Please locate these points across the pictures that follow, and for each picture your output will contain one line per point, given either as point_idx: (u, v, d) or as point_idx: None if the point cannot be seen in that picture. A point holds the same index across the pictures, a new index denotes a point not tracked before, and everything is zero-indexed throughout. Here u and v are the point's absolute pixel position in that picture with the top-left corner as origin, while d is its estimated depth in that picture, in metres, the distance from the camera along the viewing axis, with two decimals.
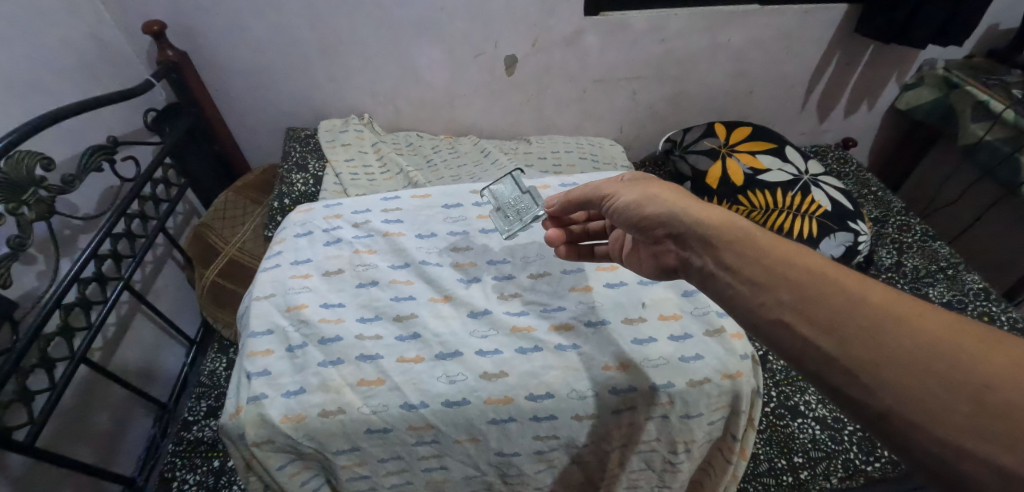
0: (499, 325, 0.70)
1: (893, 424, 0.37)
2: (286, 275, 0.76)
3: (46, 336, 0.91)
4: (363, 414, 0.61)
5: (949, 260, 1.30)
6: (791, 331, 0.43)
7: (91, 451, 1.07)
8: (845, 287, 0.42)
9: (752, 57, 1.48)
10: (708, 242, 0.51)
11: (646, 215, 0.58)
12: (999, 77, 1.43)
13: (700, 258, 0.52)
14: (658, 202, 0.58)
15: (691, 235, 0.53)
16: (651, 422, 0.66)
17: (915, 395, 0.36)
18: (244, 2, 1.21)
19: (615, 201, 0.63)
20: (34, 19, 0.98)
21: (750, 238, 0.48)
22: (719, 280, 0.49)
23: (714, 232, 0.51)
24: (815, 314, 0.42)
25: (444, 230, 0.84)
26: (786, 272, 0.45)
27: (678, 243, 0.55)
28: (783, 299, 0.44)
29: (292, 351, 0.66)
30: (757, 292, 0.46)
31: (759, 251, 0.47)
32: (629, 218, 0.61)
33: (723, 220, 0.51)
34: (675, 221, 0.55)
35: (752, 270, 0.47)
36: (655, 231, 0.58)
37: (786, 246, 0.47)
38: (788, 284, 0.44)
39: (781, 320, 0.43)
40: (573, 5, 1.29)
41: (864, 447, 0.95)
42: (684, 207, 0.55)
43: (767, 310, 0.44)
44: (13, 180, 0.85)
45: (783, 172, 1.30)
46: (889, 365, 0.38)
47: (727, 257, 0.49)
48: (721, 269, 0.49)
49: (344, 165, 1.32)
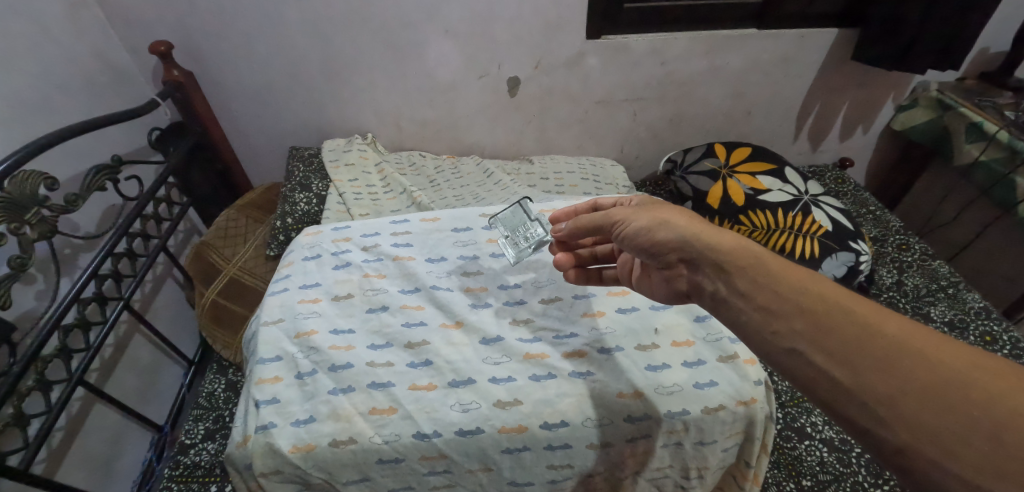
0: (511, 352, 0.69)
1: (910, 461, 0.37)
2: (294, 300, 0.75)
3: (45, 358, 0.89)
4: (374, 444, 0.60)
5: (950, 279, 1.31)
6: (803, 360, 0.42)
7: (86, 476, 1.04)
8: (859, 317, 0.42)
9: (750, 80, 1.51)
10: (719, 267, 0.51)
11: (657, 241, 0.58)
12: (992, 99, 1.46)
13: (712, 282, 0.52)
14: (671, 227, 0.57)
15: (704, 260, 0.52)
16: (664, 449, 0.66)
17: (934, 432, 0.36)
18: (251, 23, 1.23)
19: (625, 227, 0.62)
20: (41, 38, 0.99)
21: (765, 265, 0.48)
22: (730, 304, 0.49)
23: (726, 256, 0.51)
24: (829, 344, 0.41)
25: (455, 254, 0.83)
26: (801, 300, 0.44)
27: (691, 268, 0.54)
28: (795, 327, 0.43)
29: (302, 378, 0.65)
30: (769, 320, 0.45)
31: (773, 279, 0.47)
32: (641, 244, 0.60)
33: (735, 245, 0.51)
34: (688, 246, 0.54)
35: (765, 296, 0.46)
36: (667, 256, 0.57)
37: (799, 274, 0.47)
38: (801, 312, 0.44)
39: (794, 349, 0.43)
40: (576, 29, 1.32)
41: (873, 470, 0.94)
42: (694, 233, 0.55)
43: (780, 340, 0.44)
44: (18, 200, 0.84)
45: (783, 192, 1.32)
46: (906, 398, 0.37)
47: (740, 284, 0.49)
48: (732, 294, 0.49)
49: (348, 185, 1.32)
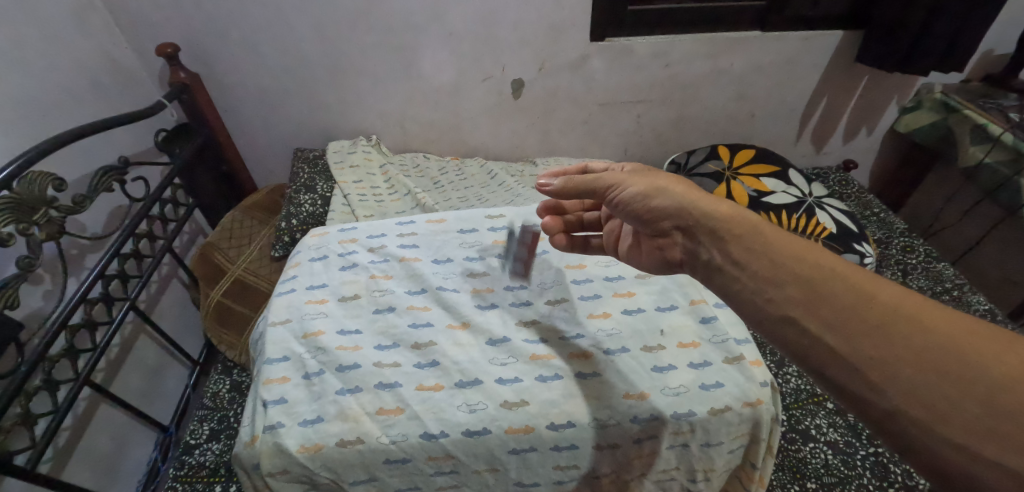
0: (519, 354, 0.69)
1: (903, 427, 0.37)
2: (301, 301, 0.75)
3: (52, 358, 0.90)
4: (383, 444, 0.61)
5: (954, 282, 1.31)
6: (797, 327, 0.42)
7: (91, 476, 1.04)
8: (857, 286, 0.41)
9: (754, 82, 1.51)
10: (715, 234, 0.51)
11: (653, 207, 0.58)
12: (996, 101, 1.46)
13: (707, 251, 0.52)
14: (668, 194, 0.57)
15: (700, 228, 0.52)
16: (670, 451, 0.66)
17: (928, 398, 0.36)
18: (258, 26, 1.24)
19: (619, 192, 0.62)
20: (49, 40, 1.00)
21: (761, 234, 0.48)
22: (726, 274, 0.49)
23: (722, 224, 0.51)
24: (822, 311, 0.41)
25: (461, 255, 0.84)
26: (796, 268, 0.44)
27: (686, 235, 0.54)
28: (790, 295, 0.43)
29: (309, 378, 0.66)
30: (765, 289, 0.45)
31: (770, 247, 0.47)
32: (636, 210, 0.60)
33: (731, 213, 0.51)
34: (684, 213, 0.54)
35: (760, 264, 0.46)
36: (661, 224, 0.57)
37: (796, 243, 0.46)
38: (797, 280, 0.44)
39: (789, 317, 0.43)
40: (580, 31, 1.32)
41: (878, 473, 0.94)
42: (690, 200, 0.55)
43: (775, 307, 0.44)
44: (26, 201, 0.85)
45: (787, 194, 1.32)
46: (900, 365, 0.37)
47: (734, 251, 0.49)
48: (728, 263, 0.49)
49: (353, 186, 1.33)
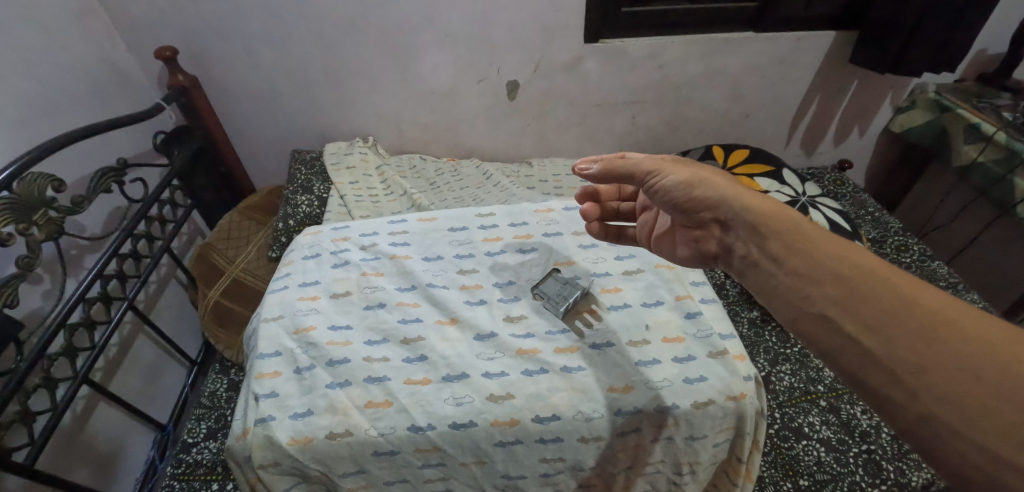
0: (506, 348, 0.70)
1: (933, 431, 0.37)
2: (294, 297, 0.76)
3: (51, 356, 0.91)
4: (370, 437, 0.62)
5: (948, 280, 1.32)
6: (832, 327, 0.44)
7: (90, 473, 1.06)
8: (897, 287, 0.42)
9: (748, 82, 1.52)
10: (754, 229, 0.54)
11: (695, 197, 0.61)
12: (990, 100, 1.47)
13: (744, 245, 0.55)
14: (709, 185, 0.60)
15: (740, 221, 0.55)
16: (657, 444, 0.67)
17: (963, 403, 0.36)
18: (256, 29, 1.25)
19: (660, 179, 0.64)
20: (48, 44, 1.02)
21: (802, 231, 0.50)
22: (764, 270, 0.52)
23: (762, 219, 0.53)
24: (862, 312, 0.43)
25: (451, 252, 0.85)
26: (836, 267, 0.46)
27: (724, 228, 0.58)
28: (829, 295, 0.45)
29: (300, 373, 0.67)
30: (803, 286, 0.47)
31: (810, 245, 0.49)
32: (678, 197, 0.63)
33: (772, 209, 0.54)
34: (724, 205, 0.58)
35: (799, 261, 0.49)
36: (701, 214, 0.61)
37: (838, 243, 0.48)
38: (835, 279, 0.45)
39: (824, 315, 0.45)
40: (574, 33, 1.33)
41: (870, 470, 0.95)
42: (732, 194, 0.58)
43: (812, 305, 0.46)
44: (25, 201, 0.86)
45: (781, 193, 1.33)
46: (934, 367, 0.38)
47: (773, 247, 0.51)
48: (766, 258, 0.52)
49: (350, 187, 1.34)
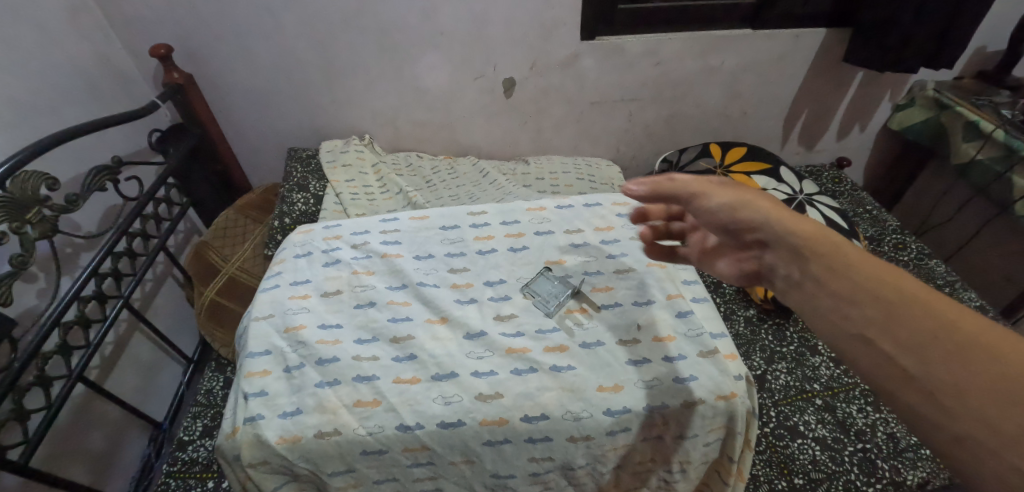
0: (495, 347, 0.70)
1: (970, 453, 0.37)
2: (284, 296, 0.76)
3: (45, 354, 0.91)
4: (359, 436, 0.62)
5: (946, 278, 1.31)
6: (870, 348, 0.43)
7: (85, 471, 1.06)
8: (935, 307, 0.41)
9: (746, 79, 1.51)
10: (798, 253, 0.49)
11: (740, 220, 0.55)
12: (988, 98, 1.46)
13: (787, 270, 0.51)
14: (757, 208, 0.54)
15: (786, 247, 0.51)
16: (645, 444, 0.67)
17: (1003, 428, 0.36)
18: (250, 26, 1.25)
19: (703, 201, 0.59)
20: (43, 42, 1.02)
21: (845, 253, 0.47)
22: (803, 289, 0.49)
23: (807, 242, 0.49)
24: (899, 332, 0.42)
25: (442, 251, 0.85)
26: (871, 284, 0.44)
27: (769, 253, 0.53)
28: (867, 315, 0.43)
29: (289, 371, 0.67)
30: (839, 305, 0.45)
31: (850, 264, 0.46)
32: (717, 218, 0.58)
33: (819, 232, 0.49)
34: (771, 230, 0.52)
35: (836, 280, 0.46)
36: (745, 238, 0.56)
37: (874, 260, 0.46)
38: (873, 298, 0.44)
39: (861, 334, 0.44)
40: (570, 29, 1.33)
41: (866, 469, 0.95)
42: (780, 217, 0.52)
43: (847, 324, 0.45)
44: (18, 199, 0.86)
45: (778, 191, 1.32)
46: (975, 391, 0.37)
47: (813, 268, 0.48)
48: (806, 280, 0.48)
49: (345, 185, 1.34)
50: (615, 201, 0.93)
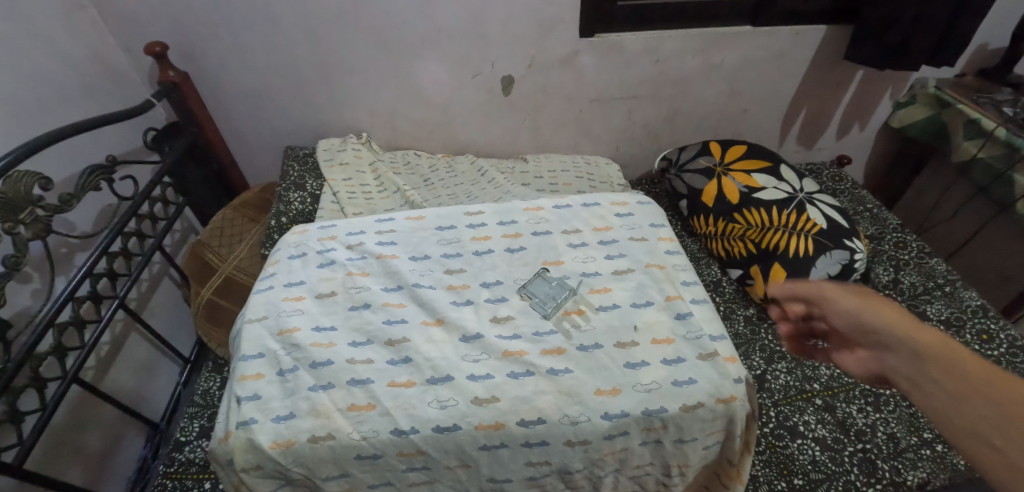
0: (491, 350, 0.69)
1: None
2: (279, 298, 0.75)
3: (39, 356, 0.91)
4: (353, 441, 0.61)
5: (947, 277, 1.30)
6: (980, 437, 0.46)
7: (82, 472, 1.05)
8: None
9: (746, 77, 1.50)
10: (919, 356, 0.54)
11: (866, 324, 0.61)
12: (990, 96, 1.45)
13: (908, 372, 0.55)
14: (881, 315, 0.60)
15: (908, 351, 0.55)
16: (644, 447, 0.66)
17: None
18: (246, 23, 1.24)
19: (831, 304, 0.66)
20: (36, 40, 1.01)
21: (966, 361, 0.51)
22: (921, 390, 0.53)
23: (929, 348, 0.54)
24: (1012, 428, 0.45)
25: (438, 252, 0.84)
26: (984, 386, 0.49)
27: (891, 357, 0.57)
28: (983, 413, 0.47)
29: (283, 375, 0.66)
30: (952, 401, 0.49)
31: (968, 370, 0.50)
32: (844, 322, 0.64)
33: (942, 343, 0.54)
34: (894, 336, 0.58)
35: (953, 381, 0.50)
36: (869, 342, 0.60)
37: (991, 368, 0.50)
38: (987, 398, 0.48)
39: (973, 426, 0.47)
40: (569, 27, 1.32)
41: (866, 469, 0.94)
42: (905, 326, 0.58)
43: (960, 418, 0.48)
44: (10, 199, 0.85)
45: (778, 190, 1.29)
46: None
47: (932, 370, 0.52)
48: (924, 379, 0.53)
49: (342, 184, 1.33)
50: (614, 201, 0.92)
